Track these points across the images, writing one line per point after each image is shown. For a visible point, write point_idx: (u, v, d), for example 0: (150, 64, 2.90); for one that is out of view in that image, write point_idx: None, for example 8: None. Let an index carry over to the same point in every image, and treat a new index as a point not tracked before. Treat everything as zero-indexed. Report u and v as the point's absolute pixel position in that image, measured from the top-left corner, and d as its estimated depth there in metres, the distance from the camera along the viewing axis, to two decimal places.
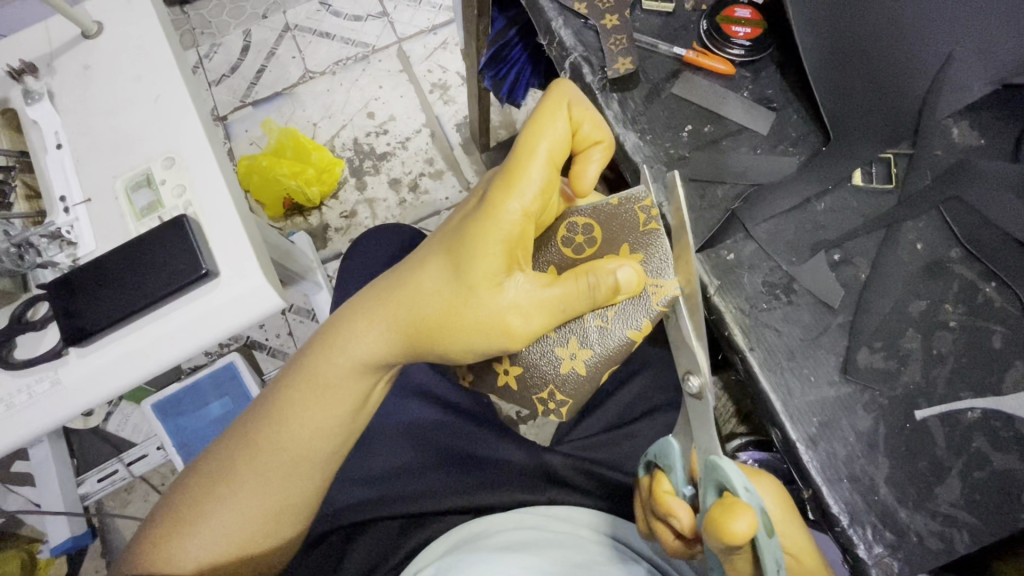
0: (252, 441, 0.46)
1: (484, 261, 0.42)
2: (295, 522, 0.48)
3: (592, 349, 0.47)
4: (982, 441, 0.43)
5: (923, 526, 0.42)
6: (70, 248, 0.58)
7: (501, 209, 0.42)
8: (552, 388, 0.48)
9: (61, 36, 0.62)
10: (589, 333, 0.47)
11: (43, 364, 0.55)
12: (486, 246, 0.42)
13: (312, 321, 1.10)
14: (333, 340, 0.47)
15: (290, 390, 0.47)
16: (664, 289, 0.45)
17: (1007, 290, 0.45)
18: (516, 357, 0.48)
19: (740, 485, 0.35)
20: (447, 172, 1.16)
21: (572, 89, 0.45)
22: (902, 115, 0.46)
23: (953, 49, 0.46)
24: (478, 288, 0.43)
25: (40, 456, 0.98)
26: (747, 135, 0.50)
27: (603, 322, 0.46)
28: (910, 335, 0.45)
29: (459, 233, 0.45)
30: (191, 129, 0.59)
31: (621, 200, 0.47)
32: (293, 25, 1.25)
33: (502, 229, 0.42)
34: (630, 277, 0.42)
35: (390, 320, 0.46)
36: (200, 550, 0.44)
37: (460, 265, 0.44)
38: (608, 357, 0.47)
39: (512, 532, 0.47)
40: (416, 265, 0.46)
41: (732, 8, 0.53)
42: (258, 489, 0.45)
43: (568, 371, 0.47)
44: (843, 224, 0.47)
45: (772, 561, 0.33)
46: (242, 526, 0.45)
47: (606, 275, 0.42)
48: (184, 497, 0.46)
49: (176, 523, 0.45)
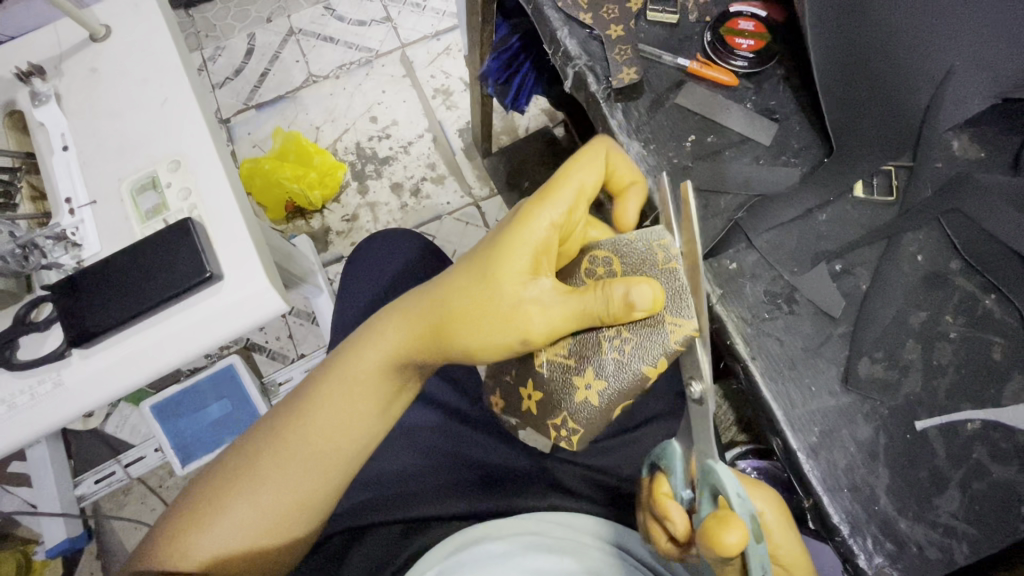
0: (280, 434, 0.46)
1: (516, 261, 0.43)
2: (306, 524, 0.47)
3: (607, 381, 0.44)
4: (982, 452, 0.43)
5: (923, 536, 0.42)
6: (75, 249, 0.58)
7: (532, 218, 0.43)
8: (566, 415, 0.45)
9: (69, 39, 0.62)
10: (605, 364, 0.44)
11: (46, 365, 0.55)
12: (515, 248, 0.44)
13: (312, 324, 1.11)
14: (368, 336, 0.48)
15: (317, 382, 0.47)
16: (683, 327, 0.41)
17: (1007, 302, 0.45)
18: (539, 380, 0.47)
19: (733, 492, 0.35)
20: (449, 177, 1.16)
21: (609, 136, 0.48)
22: (904, 126, 0.47)
23: (954, 64, 0.46)
24: (505, 283, 0.43)
25: (38, 457, 0.98)
26: (750, 145, 0.51)
27: (620, 354, 0.43)
28: (910, 346, 0.45)
29: (486, 243, 0.46)
30: (197, 133, 0.60)
31: (639, 237, 0.45)
32: (297, 29, 1.26)
33: (533, 237, 0.44)
34: (646, 295, 0.39)
35: (420, 316, 0.47)
36: (218, 542, 0.43)
37: (486, 266, 0.45)
38: (623, 392, 0.44)
39: (513, 538, 0.46)
40: (450, 270, 0.48)
41: (735, 20, 0.53)
42: (280, 483, 0.45)
43: (582, 401, 0.44)
44: (844, 235, 0.48)
45: (760, 569, 0.33)
46: (262, 521, 0.44)
47: (616, 286, 0.39)
48: (205, 490, 0.45)
49: (194, 516, 0.44)
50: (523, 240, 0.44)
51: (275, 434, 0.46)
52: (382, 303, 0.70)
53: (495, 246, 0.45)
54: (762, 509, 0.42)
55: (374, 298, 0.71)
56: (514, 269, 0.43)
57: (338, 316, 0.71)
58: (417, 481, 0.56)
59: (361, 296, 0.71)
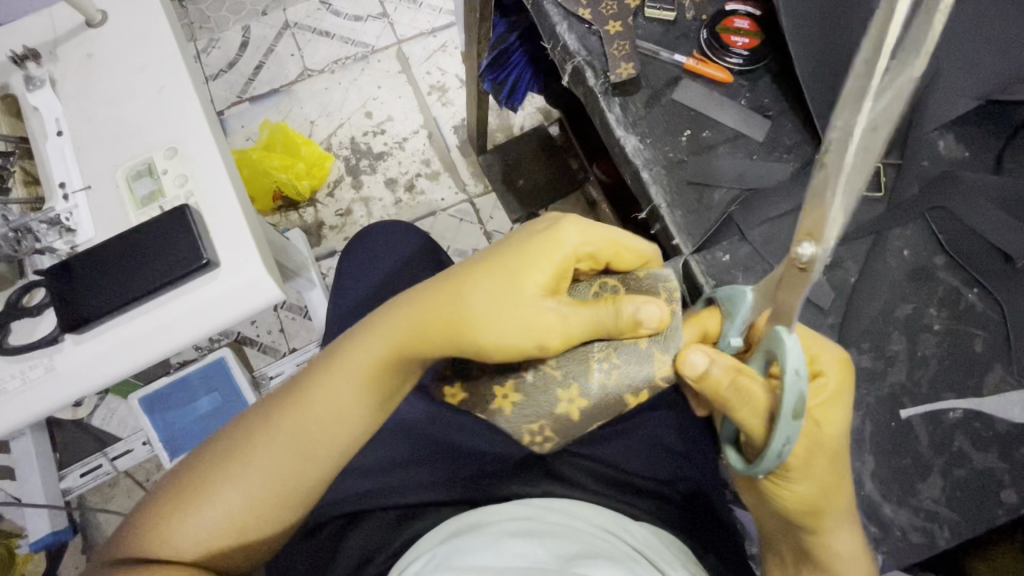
0: (274, 421, 0.46)
1: (536, 278, 0.46)
2: (293, 513, 0.46)
3: (588, 399, 0.51)
4: (963, 440, 0.45)
5: (906, 520, 0.44)
6: (69, 235, 0.58)
7: (557, 242, 0.47)
8: (543, 423, 0.53)
9: (65, 24, 0.62)
10: (590, 384, 0.51)
11: (37, 351, 0.55)
12: (538, 267, 0.46)
13: (305, 318, 1.10)
14: (369, 326, 0.49)
15: (315, 375, 0.48)
16: (665, 366, 0.48)
17: (990, 296, 0.47)
18: (520, 385, 0.54)
19: (791, 367, 0.33)
20: (443, 174, 1.17)
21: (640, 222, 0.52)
22: (890, 127, 0.49)
23: (940, 66, 0.47)
24: (523, 301, 0.46)
25: (22, 449, 0.97)
26: (743, 141, 0.52)
27: (607, 375, 0.50)
28: (896, 338, 0.46)
29: (498, 258, 0.48)
30: (194, 121, 0.60)
31: (648, 277, 0.50)
32: (293, 23, 1.25)
33: (556, 259, 0.47)
34: (655, 321, 0.46)
35: (420, 308, 0.47)
36: (201, 527, 0.43)
37: (499, 283, 0.47)
38: (599, 407, 0.51)
39: (507, 523, 0.46)
40: (463, 273, 0.48)
41: (732, 18, 0.54)
42: (269, 470, 0.44)
43: (563, 411, 0.52)
44: (834, 230, 0.49)
45: (782, 438, 0.33)
46: (247, 507, 0.44)
47: (633, 314, 0.45)
48: (190, 475, 0.45)
49: (180, 502, 0.43)
50: (546, 261, 0.47)
51: (268, 422, 0.46)
52: (377, 295, 0.71)
53: (511, 262, 0.47)
54: (825, 370, 0.38)
55: (370, 290, 0.71)
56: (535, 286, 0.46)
57: (334, 307, 0.72)
58: (414, 467, 0.56)
59: (357, 288, 0.71)
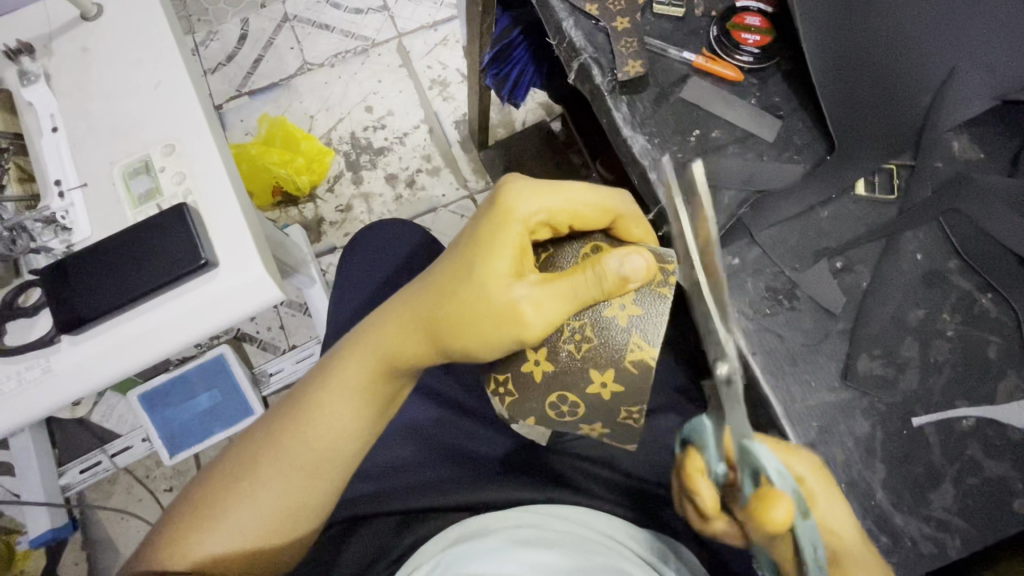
0: (278, 438, 0.46)
1: (499, 260, 0.44)
2: (308, 530, 0.46)
3: (556, 362, 0.46)
4: (976, 449, 0.44)
5: (917, 530, 0.43)
6: (64, 233, 0.57)
7: (513, 215, 0.44)
8: (509, 374, 0.46)
9: (60, 17, 0.61)
10: (559, 349, 0.45)
11: (32, 352, 0.54)
12: (500, 249, 0.44)
13: (304, 315, 1.09)
14: (363, 335, 0.48)
15: (313, 389, 0.47)
16: (645, 350, 0.44)
17: (1003, 301, 0.46)
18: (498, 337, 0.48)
19: (773, 467, 0.32)
20: (444, 170, 1.15)
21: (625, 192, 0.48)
22: (906, 127, 0.47)
23: (956, 65, 0.46)
24: (489, 285, 0.43)
25: (21, 446, 0.96)
26: (753, 141, 0.51)
27: (579, 342, 0.45)
28: (908, 343, 0.46)
29: (467, 247, 0.46)
30: (192, 117, 0.58)
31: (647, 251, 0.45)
32: (292, 16, 1.23)
33: (513, 235, 0.44)
34: (637, 272, 0.42)
35: (412, 317, 0.46)
36: (218, 547, 0.43)
37: (466, 274, 0.45)
38: (569, 376, 0.45)
39: (512, 530, 0.46)
40: (443, 268, 0.46)
41: (742, 15, 0.53)
42: (280, 488, 0.44)
43: (527, 369, 0.46)
44: (845, 233, 0.49)
45: (809, 544, 0.32)
46: (261, 525, 0.44)
47: (612, 270, 0.42)
48: (201, 497, 0.45)
49: (194, 524, 0.43)
50: (507, 240, 0.44)
51: (272, 441, 0.46)
52: (378, 295, 0.70)
53: (479, 252, 0.45)
54: (803, 477, 0.39)
55: (372, 290, 0.70)
56: (498, 269, 0.44)
57: (336, 306, 0.71)
58: (416, 470, 0.56)
59: (359, 288, 0.71)
